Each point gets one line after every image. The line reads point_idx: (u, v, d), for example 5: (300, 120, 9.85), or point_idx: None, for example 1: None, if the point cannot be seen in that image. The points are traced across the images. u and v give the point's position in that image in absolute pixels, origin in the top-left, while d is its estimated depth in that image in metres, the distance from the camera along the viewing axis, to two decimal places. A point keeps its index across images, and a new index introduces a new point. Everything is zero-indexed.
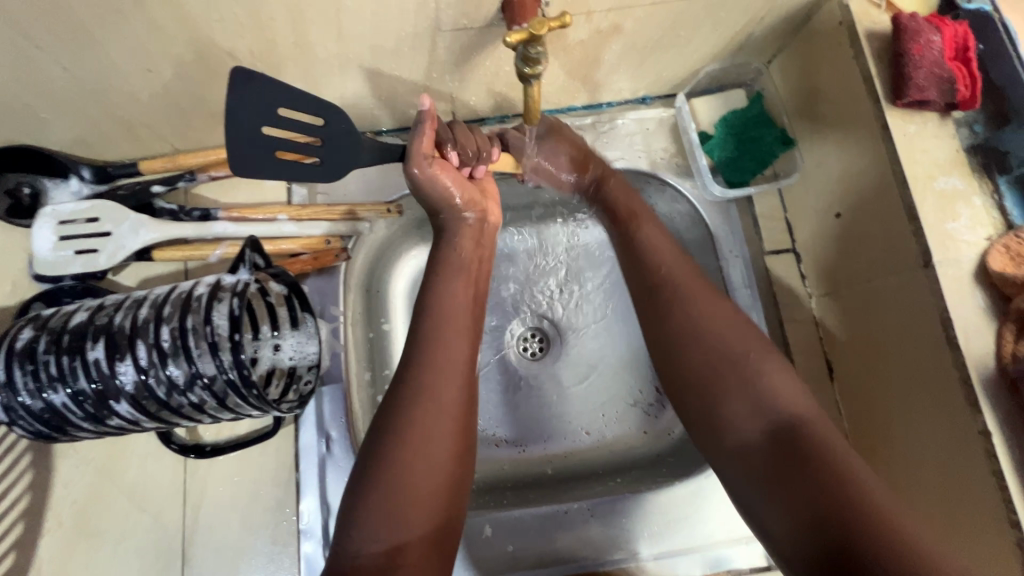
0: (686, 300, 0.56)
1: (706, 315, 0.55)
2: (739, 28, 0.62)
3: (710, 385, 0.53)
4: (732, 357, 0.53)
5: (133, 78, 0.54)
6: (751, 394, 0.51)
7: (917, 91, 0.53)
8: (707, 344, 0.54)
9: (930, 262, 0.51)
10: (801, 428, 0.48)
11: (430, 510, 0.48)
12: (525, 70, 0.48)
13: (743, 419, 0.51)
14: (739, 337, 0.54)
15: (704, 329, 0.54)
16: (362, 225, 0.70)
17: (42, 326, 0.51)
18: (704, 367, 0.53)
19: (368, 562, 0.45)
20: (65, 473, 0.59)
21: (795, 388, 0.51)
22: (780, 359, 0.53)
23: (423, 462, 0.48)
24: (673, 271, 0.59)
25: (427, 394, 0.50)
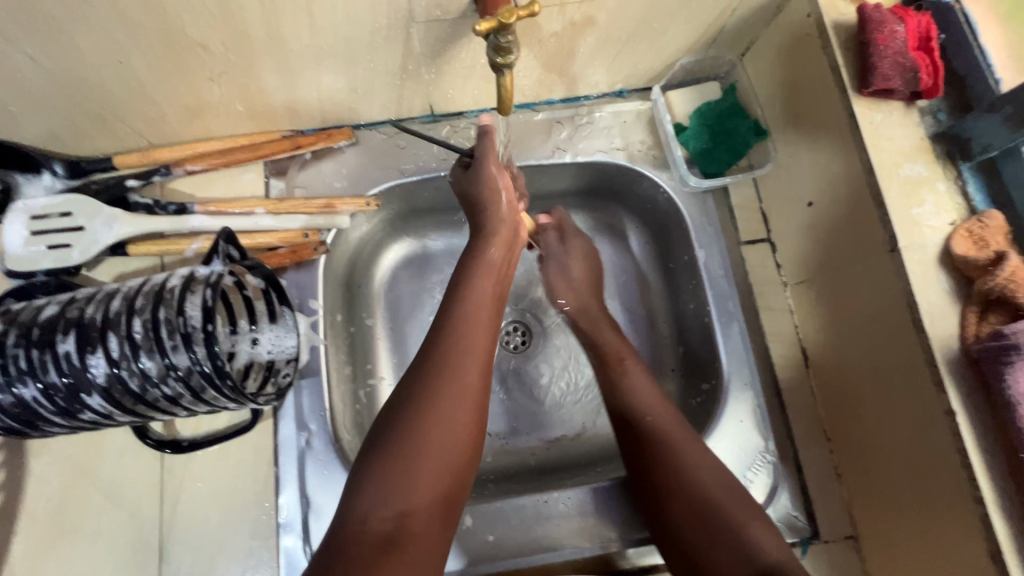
0: (671, 455, 0.57)
1: (685, 460, 0.57)
2: (711, 20, 0.63)
3: (691, 538, 0.53)
4: (716, 508, 0.53)
5: (104, 70, 0.54)
6: (732, 542, 0.51)
7: (882, 79, 0.54)
8: (690, 513, 0.54)
9: (897, 246, 0.52)
10: (783, 574, 0.47)
11: (440, 481, 0.48)
12: (497, 60, 0.48)
13: (731, 565, 0.50)
14: (723, 494, 0.54)
15: (683, 484, 0.55)
16: (339, 219, 0.69)
17: (12, 320, 0.51)
18: (694, 516, 0.53)
19: (375, 527, 0.45)
20: (39, 470, 0.58)
21: (776, 538, 0.51)
22: (762, 517, 0.53)
23: (437, 436, 0.48)
24: (656, 420, 0.60)
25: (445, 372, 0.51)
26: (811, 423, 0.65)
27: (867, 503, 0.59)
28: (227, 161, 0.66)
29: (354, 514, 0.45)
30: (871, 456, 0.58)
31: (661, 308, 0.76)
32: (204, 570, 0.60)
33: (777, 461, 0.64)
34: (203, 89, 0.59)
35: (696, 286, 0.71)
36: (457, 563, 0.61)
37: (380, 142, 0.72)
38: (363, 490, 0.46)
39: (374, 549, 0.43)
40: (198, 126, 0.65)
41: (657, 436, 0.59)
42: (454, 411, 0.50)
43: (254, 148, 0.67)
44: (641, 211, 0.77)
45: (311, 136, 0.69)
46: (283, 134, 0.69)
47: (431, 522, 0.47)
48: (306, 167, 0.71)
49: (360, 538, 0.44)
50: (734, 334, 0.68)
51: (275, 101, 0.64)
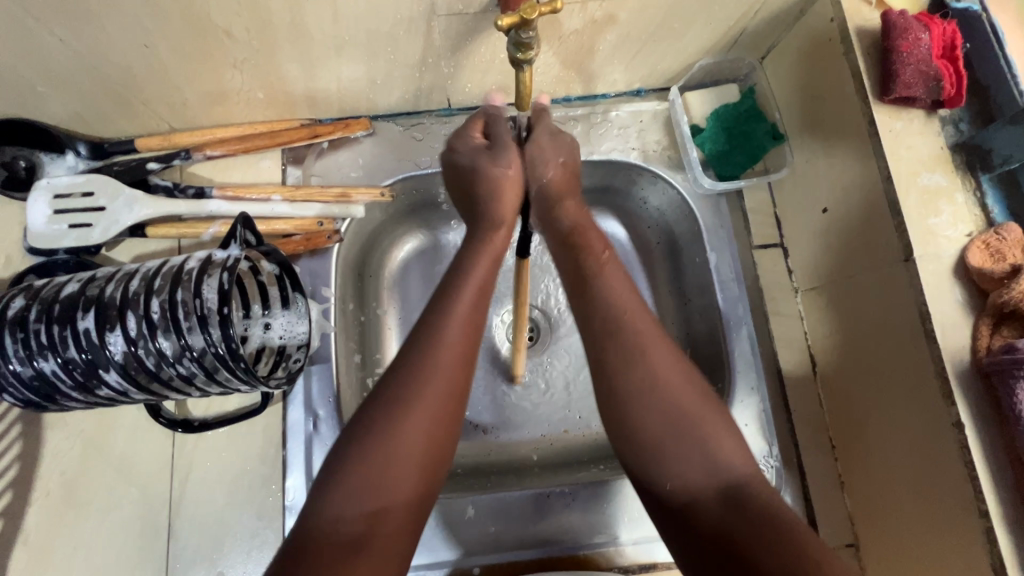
0: (649, 365, 0.47)
1: (665, 372, 0.47)
2: (732, 22, 0.63)
3: (659, 438, 0.45)
4: (692, 422, 0.45)
5: (130, 54, 0.55)
6: (703, 454, 0.44)
7: (903, 87, 0.53)
8: (661, 428, 0.45)
9: (911, 255, 0.52)
10: (751, 496, 0.43)
11: (413, 480, 0.44)
12: (517, 55, 0.48)
13: (697, 477, 0.44)
14: (712, 416, 0.46)
15: (657, 397, 0.46)
16: (354, 208, 0.69)
17: (34, 295, 0.52)
18: (662, 426, 0.45)
19: (343, 529, 0.41)
20: (55, 442, 0.59)
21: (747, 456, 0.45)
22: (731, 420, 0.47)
23: (414, 438, 0.44)
24: (638, 323, 0.48)
25: (426, 370, 0.46)
26: (817, 430, 0.65)
27: (870, 511, 0.60)
28: (247, 147, 0.67)
29: (320, 518, 0.41)
30: (879, 464, 0.58)
31: (670, 309, 0.76)
32: (212, 547, 0.61)
33: (781, 465, 0.64)
34: (225, 75, 0.60)
35: (706, 288, 0.71)
36: (456, 553, 0.62)
37: (397, 134, 0.73)
38: (331, 496, 0.42)
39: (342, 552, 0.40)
40: (218, 112, 0.66)
41: (639, 342, 0.47)
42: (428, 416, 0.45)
43: (272, 136, 0.68)
44: (653, 211, 0.76)
45: (329, 124, 0.70)
46: (301, 122, 0.70)
47: (400, 518, 0.43)
48: (323, 156, 0.72)
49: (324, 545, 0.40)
50: (743, 338, 0.67)
51: (295, 90, 0.65)
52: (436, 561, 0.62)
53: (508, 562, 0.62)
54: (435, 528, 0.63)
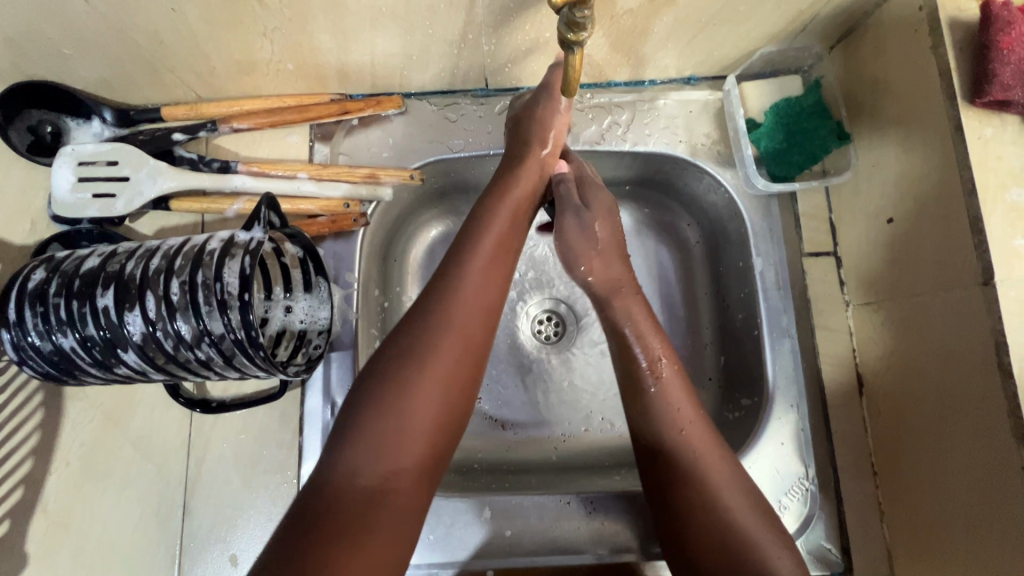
0: (711, 500, 0.48)
1: (725, 495, 0.48)
2: (805, 7, 0.57)
3: (709, 560, 0.46)
4: (741, 534, 0.46)
5: (157, 17, 0.51)
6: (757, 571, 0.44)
7: (1001, 89, 0.47)
8: (709, 546, 0.47)
9: (991, 280, 0.47)
10: None
11: (429, 434, 0.46)
12: (569, 36, 0.44)
13: None
14: (748, 515, 0.47)
15: (706, 501, 0.48)
16: (382, 190, 0.66)
17: (54, 268, 0.51)
18: (711, 539, 0.47)
19: (359, 485, 0.42)
20: (74, 415, 0.58)
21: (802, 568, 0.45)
22: (788, 542, 0.47)
23: (431, 391, 0.46)
24: (693, 434, 0.52)
25: (438, 332, 0.48)
26: (858, 454, 0.61)
27: (910, 545, 0.56)
28: (274, 121, 0.64)
29: (338, 468, 0.43)
30: (928, 503, 0.54)
31: (706, 313, 0.72)
32: (224, 529, 0.61)
33: (816, 488, 0.60)
34: (254, 44, 0.57)
35: (747, 295, 0.67)
36: (472, 554, 0.60)
37: (430, 114, 0.69)
38: (351, 445, 0.44)
39: (360, 505, 0.42)
40: (246, 83, 0.63)
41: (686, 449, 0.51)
42: (447, 367, 0.47)
43: (301, 110, 0.64)
44: (698, 207, 0.72)
45: (359, 101, 0.67)
46: (332, 97, 0.66)
47: (412, 483, 0.45)
48: (352, 134, 0.69)
49: (345, 493, 0.42)
50: (784, 352, 0.63)
51: (326, 62, 0.61)
52: (452, 560, 0.60)
53: (524, 567, 0.61)
54: (451, 527, 0.61)
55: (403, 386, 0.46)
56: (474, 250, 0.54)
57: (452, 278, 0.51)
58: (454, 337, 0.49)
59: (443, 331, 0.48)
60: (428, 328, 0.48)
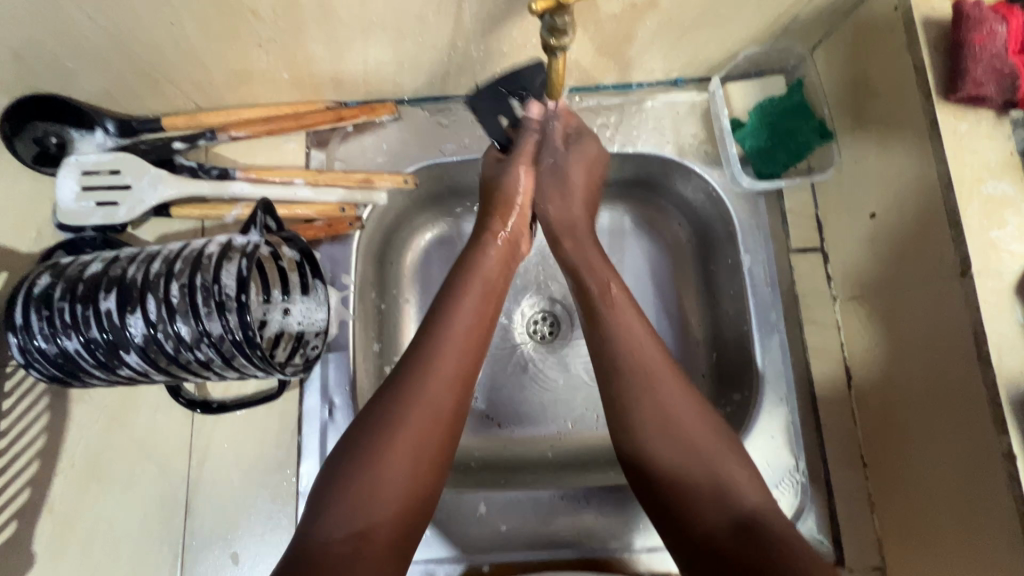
0: (668, 423, 0.50)
1: (681, 418, 0.50)
2: (784, 9, 0.58)
3: (666, 474, 0.49)
4: (700, 454, 0.49)
5: (156, 30, 0.53)
6: (715, 485, 0.47)
7: (973, 85, 0.48)
8: (667, 466, 0.49)
9: (968, 271, 0.48)
10: (762, 528, 0.45)
11: (400, 501, 0.47)
12: (551, 41, 0.45)
13: (711, 516, 0.47)
14: (704, 433, 0.50)
15: (662, 424, 0.50)
16: (377, 194, 0.68)
17: (59, 273, 0.53)
18: (672, 458, 0.49)
19: (337, 548, 0.44)
20: (78, 417, 0.62)
21: (754, 479, 0.48)
22: (741, 453, 0.50)
23: (406, 452, 0.47)
24: (648, 360, 0.53)
25: (407, 406, 0.49)
26: (848, 447, 0.62)
27: (899, 534, 0.57)
28: (271, 129, 0.66)
29: (315, 535, 0.44)
30: (915, 492, 0.55)
31: (697, 310, 0.73)
32: (226, 528, 0.62)
33: (807, 480, 0.61)
34: (250, 55, 0.59)
35: (736, 292, 0.68)
36: (469, 549, 0.61)
37: (422, 120, 0.71)
38: (325, 515, 0.45)
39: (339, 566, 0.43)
40: (244, 93, 0.65)
41: (638, 377, 0.52)
42: (423, 428, 0.49)
43: (298, 117, 0.67)
44: (686, 207, 0.73)
45: (354, 108, 0.69)
46: (327, 105, 0.68)
47: (389, 540, 0.46)
48: (348, 140, 0.70)
49: (321, 554, 0.43)
50: (773, 347, 0.64)
51: (320, 71, 0.63)
52: (448, 555, 0.61)
53: (519, 561, 0.62)
54: (448, 523, 0.62)
55: (378, 450, 0.47)
56: (448, 309, 0.55)
57: (423, 344, 0.53)
58: (428, 396, 0.50)
59: (418, 394, 0.49)
60: (403, 392, 0.50)
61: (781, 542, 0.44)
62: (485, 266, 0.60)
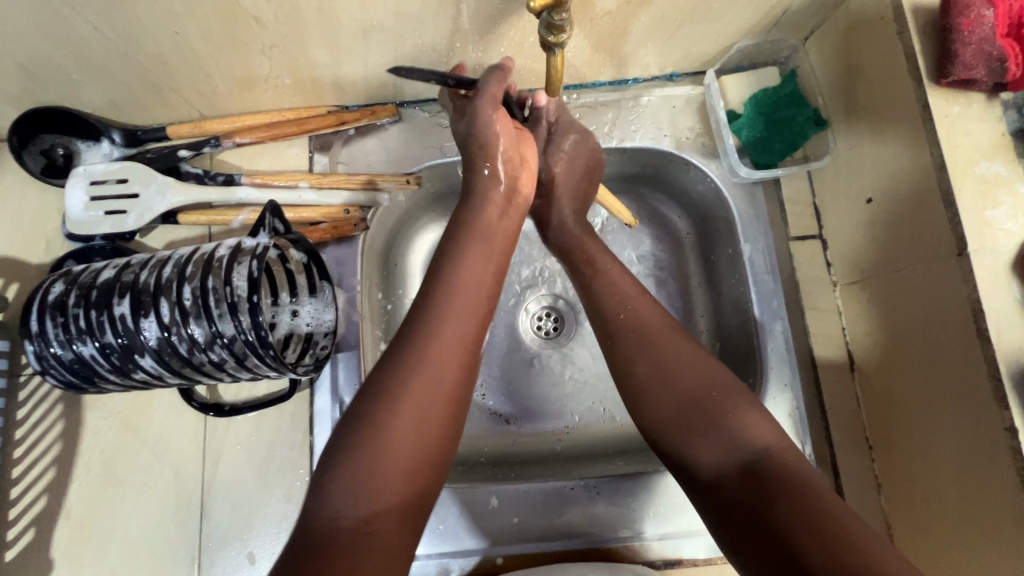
0: (664, 374, 0.53)
1: (677, 371, 0.52)
2: (776, 1, 0.59)
3: (672, 423, 0.51)
4: (699, 399, 0.51)
5: (161, 40, 0.55)
6: (718, 430, 0.49)
7: (963, 69, 0.49)
8: (671, 414, 0.51)
9: (965, 250, 0.49)
10: (772, 466, 0.46)
11: (409, 474, 0.45)
12: (549, 38, 0.46)
13: (719, 462, 0.48)
14: (699, 380, 0.52)
15: (662, 376, 0.53)
16: (380, 196, 0.69)
17: (73, 281, 0.53)
18: (673, 406, 0.51)
19: (346, 528, 0.42)
20: (94, 423, 0.62)
21: (760, 423, 0.49)
22: (744, 395, 0.51)
23: (408, 430, 0.46)
24: (642, 322, 0.56)
25: (409, 375, 0.48)
26: (854, 430, 0.63)
27: (907, 514, 0.58)
28: (274, 134, 0.68)
29: (322, 516, 0.42)
30: (922, 470, 0.55)
31: (699, 300, 0.74)
32: (241, 528, 0.63)
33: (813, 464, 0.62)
34: (253, 62, 0.60)
35: (738, 281, 0.69)
36: (481, 542, 0.62)
37: (424, 121, 0.72)
38: (331, 492, 0.43)
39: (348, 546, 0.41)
40: (247, 100, 0.66)
41: (639, 336, 0.55)
42: (424, 402, 0.47)
43: (301, 122, 0.68)
44: (684, 199, 0.74)
45: (356, 111, 0.70)
46: (329, 109, 0.69)
47: (398, 522, 0.44)
48: (350, 143, 0.71)
49: (330, 539, 0.41)
50: (776, 334, 0.65)
51: (322, 76, 0.64)
52: (462, 549, 0.62)
53: (532, 552, 0.63)
54: (459, 517, 0.63)
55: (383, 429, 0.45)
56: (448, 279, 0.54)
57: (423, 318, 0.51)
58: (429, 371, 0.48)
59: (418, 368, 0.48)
60: (402, 366, 0.48)
61: (791, 475, 0.45)
62: (488, 221, 0.59)
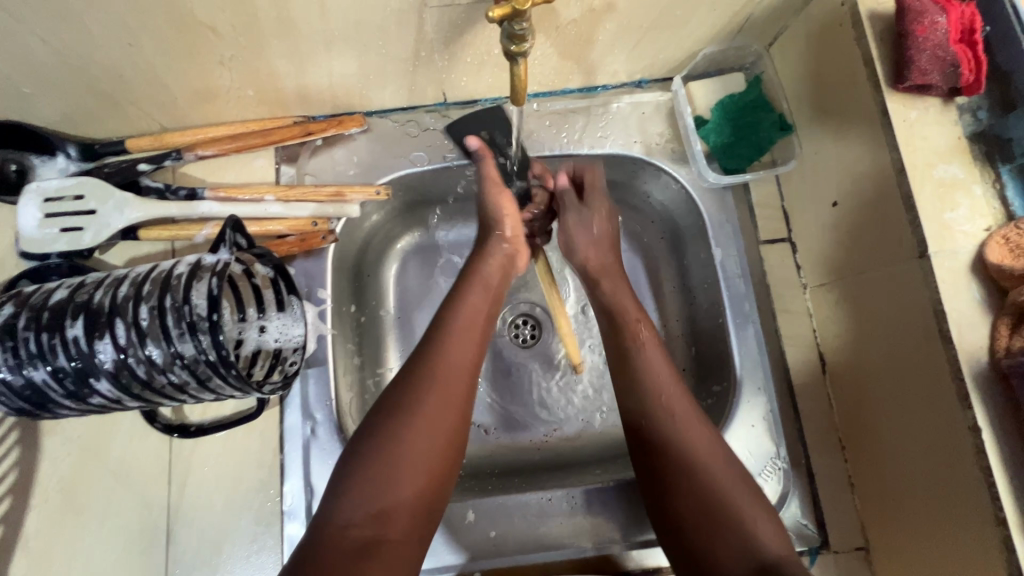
0: (688, 463, 0.51)
1: (704, 458, 0.52)
2: (739, 8, 0.60)
3: (688, 513, 0.50)
4: (720, 493, 0.50)
5: (114, 51, 0.53)
6: (738, 528, 0.47)
7: (918, 74, 0.51)
8: (692, 503, 0.50)
9: (925, 252, 0.49)
10: (787, 573, 0.44)
11: (418, 485, 0.47)
12: (512, 47, 0.46)
13: (733, 561, 0.46)
14: (722, 470, 0.51)
15: (687, 464, 0.51)
16: (349, 208, 0.67)
17: (23, 302, 0.51)
18: (695, 497, 0.50)
19: (353, 532, 0.44)
20: (52, 450, 0.59)
21: (778, 531, 0.48)
22: (766, 505, 0.50)
23: (420, 439, 0.48)
24: (672, 404, 0.55)
25: (421, 389, 0.50)
26: (827, 431, 0.63)
27: (878, 512, 0.58)
28: (237, 146, 0.66)
29: (333, 519, 0.45)
30: (891, 469, 0.56)
31: (674, 306, 0.75)
32: (212, 552, 0.61)
33: (788, 467, 0.62)
34: (213, 73, 0.59)
35: (711, 285, 0.69)
36: (459, 556, 0.61)
37: (392, 130, 0.71)
38: (342, 497, 0.46)
39: (355, 553, 0.43)
40: (210, 111, 0.65)
41: (675, 418, 0.54)
42: (439, 421, 0.50)
43: (264, 134, 0.66)
44: (658, 206, 0.74)
45: (322, 122, 0.68)
46: (294, 120, 0.68)
47: (407, 528, 0.46)
48: (317, 154, 0.70)
49: (339, 544, 0.43)
50: (748, 336, 0.65)
51: (286, 87, 0.63)
52: (438, 565, 0.61)
53: (510, 567, 0.61)
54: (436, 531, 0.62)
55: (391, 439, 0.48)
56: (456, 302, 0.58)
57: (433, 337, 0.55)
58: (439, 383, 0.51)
59: (429, 385, 0.51)
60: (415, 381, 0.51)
61: None
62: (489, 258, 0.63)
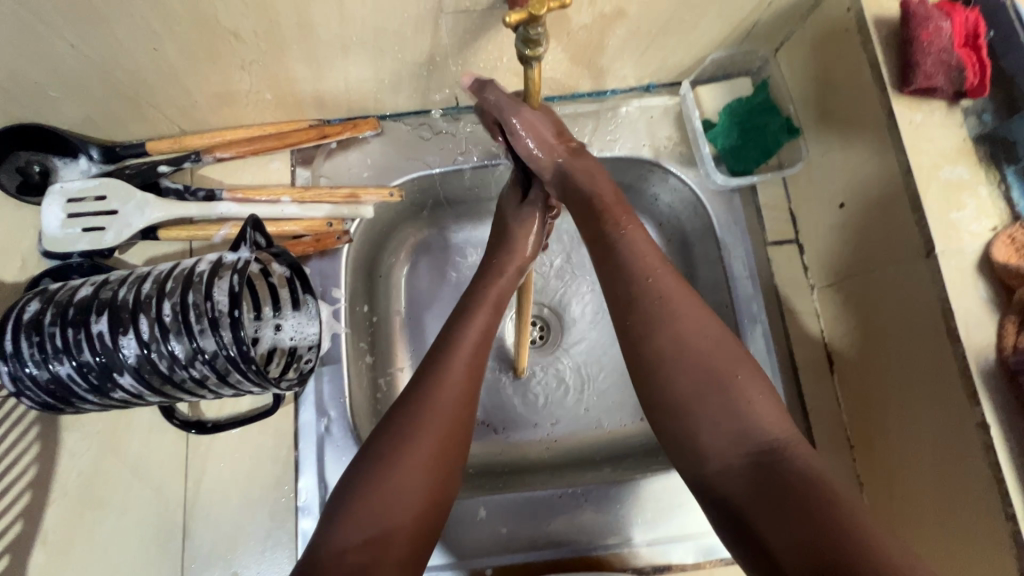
0: (677, 343, 0.47)
1: (694, 342, 0.47)
2: (746, 14, 0.61)
3: (680, 399, 0.46)
4: (714, 374, 0.46)
5: (139, 57, 0.55)
6: (731, 417, 0.45)
7: (924, 78, 0.52)
8: (679, 394, 0.46)
9: (933, 250, 0.50)
10: (784, 458, 0.43)
11: (417, 509, 0.45)
12: (526, 50, 0.46)
13: (726, 450, 0.44)
14: (719, 355, 0.47)
15: (679, 349, 0.47)
16: (363, 209, 0.69)
17: (49, 298, 0.53)
18: (688, 384, 0.46)
19: (350, 556, 0.42)
20: (72, 444, 0.61)
21: (772, 405, 0.46)
22: (758, 374, 0.47)
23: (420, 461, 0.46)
24: (660, 285, 0.49)
25: (421, 409, 0.48)
26: (836, 430, 0.64)
27: (887, 512, 0.59)
28: (254, 149, 0.67)
29: (330, 542, 0.43)
30: (900, 467, 0.56)
31: None
32: (226, 548, 0.62)
33: None
34: (233, 78, 0.60)
35: (719, 286, 0.70)
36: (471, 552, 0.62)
37: (406, 134, 0.72)
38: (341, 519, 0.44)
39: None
40: (228, 115, 0.66)
41: (659, 300, 0.49)
42: (439, 440, 0.47)
43: (281, 137, 0.68)
44: (666, 208, 0.75)
45: (337, 125, 0.70)
46: (310, 123, 0.69)
47: (406, 551, 0.44)
48: (332, 157, 0.72)
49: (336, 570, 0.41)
50: (758, 336, 0.66)
51: (303, 91, 0.65)
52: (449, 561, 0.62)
53: (520, 562, 0.62)
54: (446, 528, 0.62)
55: (387, 462, 0.46)
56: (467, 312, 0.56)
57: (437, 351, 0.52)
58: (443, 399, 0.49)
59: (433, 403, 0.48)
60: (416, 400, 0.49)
61: (808, 476, 0.42)
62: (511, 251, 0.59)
